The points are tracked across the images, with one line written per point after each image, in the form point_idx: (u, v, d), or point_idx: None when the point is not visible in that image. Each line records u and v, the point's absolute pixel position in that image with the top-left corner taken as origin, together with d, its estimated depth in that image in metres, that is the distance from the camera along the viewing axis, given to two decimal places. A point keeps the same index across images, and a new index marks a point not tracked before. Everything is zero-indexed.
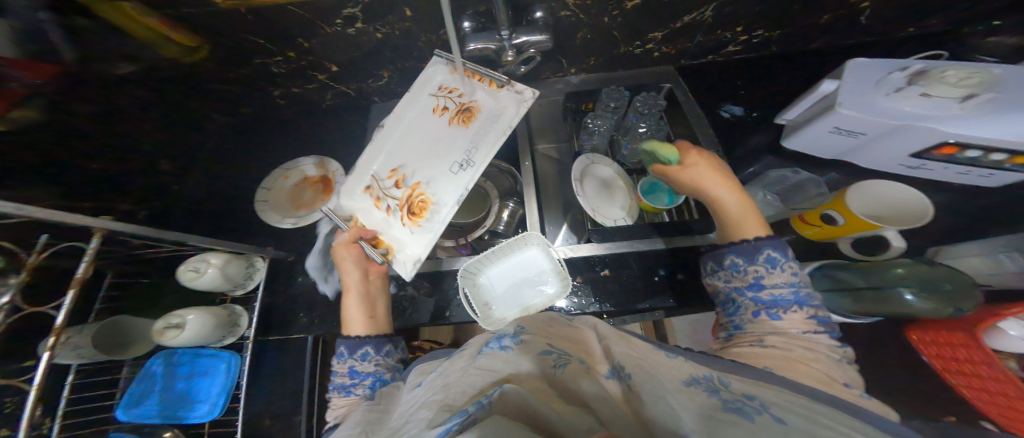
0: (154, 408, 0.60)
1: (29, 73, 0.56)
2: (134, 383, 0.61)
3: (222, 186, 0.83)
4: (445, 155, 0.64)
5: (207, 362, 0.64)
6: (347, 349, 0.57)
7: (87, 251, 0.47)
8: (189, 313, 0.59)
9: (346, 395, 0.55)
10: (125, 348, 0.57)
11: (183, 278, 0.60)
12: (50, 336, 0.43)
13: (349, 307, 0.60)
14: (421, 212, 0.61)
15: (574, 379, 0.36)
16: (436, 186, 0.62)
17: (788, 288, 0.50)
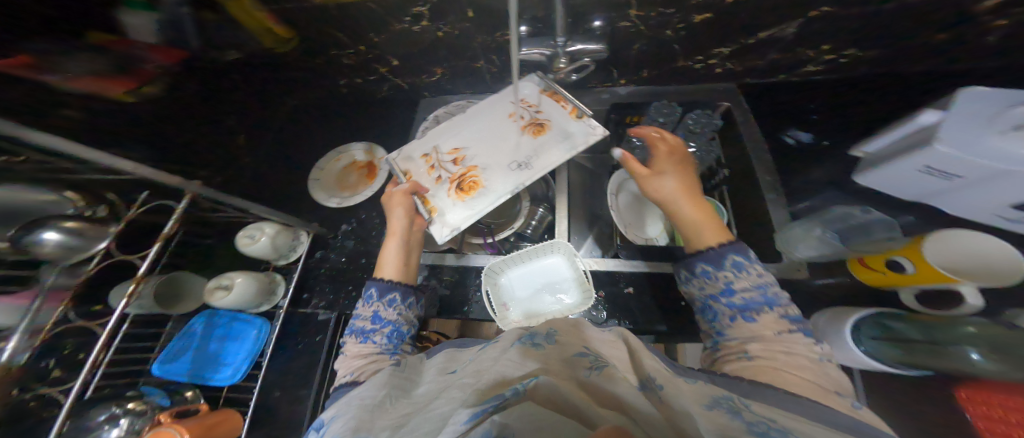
0: (186, 365, 0.65)
1: (161, 56, 0.76)
2: (173, 340, 0.67)
3: (280, 163, 0.91)
4: (504, 155, 0.66)
5: (242, 326, 0.70)
6: (376, 292, 0.55)
7: (176, 209, 0.53)
8: (237, 276, 0.65)
9: (362, 342, 0.52)
10: (175, 305, 0.66)
11: (240, 243, 0.68)
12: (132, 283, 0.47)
13: (388, 252, 0.59)
14: (468, 195, 0.63)
15: (605, 383, 0.35)
16: (487, 175, 0.65)
17: (758, 292, 0.47)
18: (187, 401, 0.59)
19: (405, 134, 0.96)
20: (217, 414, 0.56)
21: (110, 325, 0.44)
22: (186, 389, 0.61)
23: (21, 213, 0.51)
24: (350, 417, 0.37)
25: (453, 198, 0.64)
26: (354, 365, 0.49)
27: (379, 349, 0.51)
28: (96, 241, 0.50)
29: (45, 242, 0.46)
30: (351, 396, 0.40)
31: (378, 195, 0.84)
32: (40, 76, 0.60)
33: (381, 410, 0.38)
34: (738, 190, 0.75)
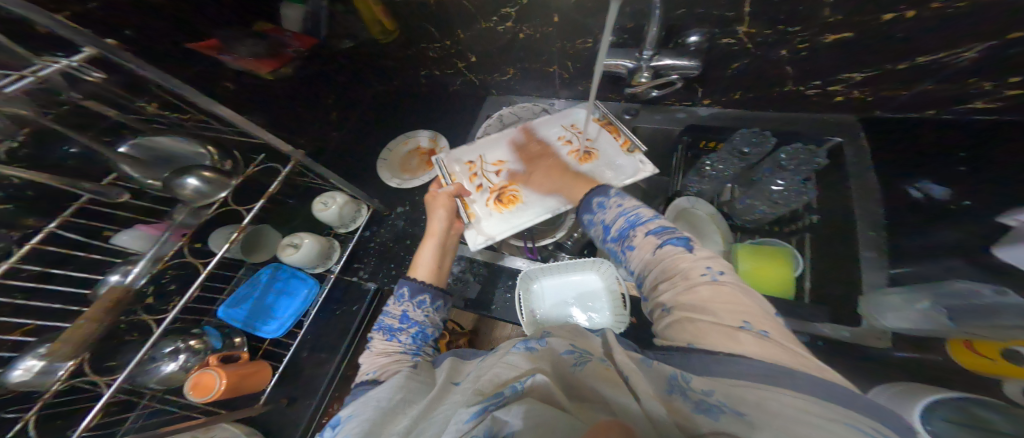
0: (243, 312, 0.72)
1: (299, 42, 0.88)
2: (240, 286, 0.74)
3: (357, 141, 1.01)
4: (547, 177, 0.71)
5: (296, 284, 0.76)
6: (408, 291, 0.54)
7: (282, 173, 0.65)
8: (306, 237, 0.74)
9: (387, 339, 0.51)
10: (255, 253, 0.76)
11: (315, 208, 0.77)
12: (238, 231, 0.57)
13: (421, 254, 0.60)
14: (507, 208, 0.68)
15: (588, 379, 0.34)
16: (528, 192, 0.69)
17: (623, 219, 0.52)
18: (235, 346, 0.69)
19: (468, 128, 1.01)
20: (252, 365, 0.65)
21: (215, 263, 0.54)
22: (235, 335, 0.70)
23: (175, 159, 0.63)
24: (361, 421, 0.36)
25: (491, 207, 0.68)
26: (379, 362, 0.48)
27: (405, 350, 0.50)
28: (219, 190, 0.60)
29: (186, 186, 0.57)
30: (368, 395, 0.40)
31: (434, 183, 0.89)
32: (218, 55, 0.77)
33: (390, 416, 0.37)
34: (827, 242, 0.64)
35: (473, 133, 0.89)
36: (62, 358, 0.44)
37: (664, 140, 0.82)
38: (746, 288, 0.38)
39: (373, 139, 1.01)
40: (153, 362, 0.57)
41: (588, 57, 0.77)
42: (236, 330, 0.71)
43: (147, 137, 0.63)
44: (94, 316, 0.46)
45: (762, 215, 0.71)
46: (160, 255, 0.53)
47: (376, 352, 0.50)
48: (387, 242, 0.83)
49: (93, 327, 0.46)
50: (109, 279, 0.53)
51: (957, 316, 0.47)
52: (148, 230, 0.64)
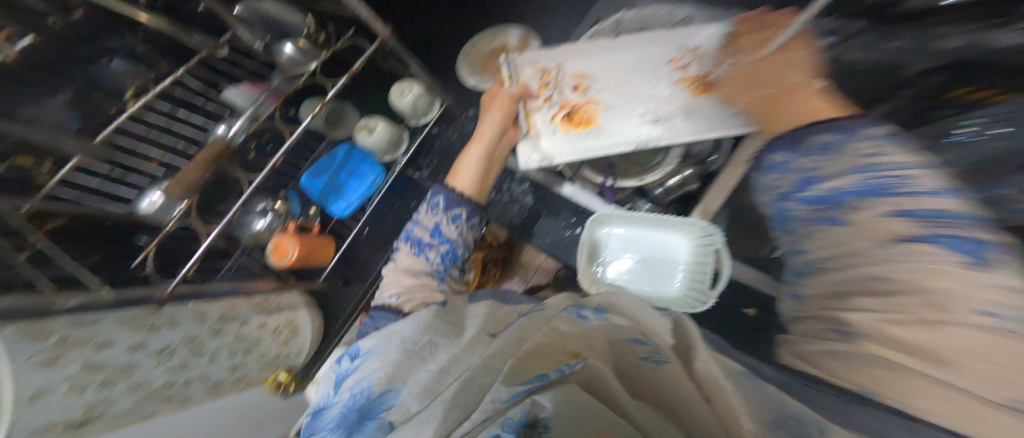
0: (318, 186, 0.75)
1: None
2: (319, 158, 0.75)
3: (443, 28, 0.90)
4: (640, 103, 0.54)
5: (366, 169, 0.79)
6: (444, 202, 0.50)
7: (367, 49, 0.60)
8: (379, 123, 0.73)
9: (414, 254, 0.49)
10: (337, 128, 0.78)
11: (392, 95, 0.74)
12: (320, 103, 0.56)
13: (465, 166, 0.55)
14: (576, 129, 0.56)
15: (662, 383, 0.31)
16: (605, 115, 0.55)
17: (853, 177, 0.36)
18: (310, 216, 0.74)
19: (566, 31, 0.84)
20: (321, 238, 0.72)
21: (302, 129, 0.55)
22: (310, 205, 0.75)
23: (279, 26, 0.61)
24: (387, 360, 0.33)
25: (556, 128, 0.57)
26: (404, 284, 0.47)
27: (430, 271, 0.48)
28: (310, 61, 0.61)
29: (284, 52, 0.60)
30: (391, 328, 0.36)
31: None
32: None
33: (419, 359, 0.34)
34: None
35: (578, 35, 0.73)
36: (176, 200, 0.50)
37: None
38: None
39: (457, 29, 0.89)
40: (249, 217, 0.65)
41: None
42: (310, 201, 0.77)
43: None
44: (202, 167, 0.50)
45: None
46: (256, 116, 0.56)
47: (400, 271, 0.49)
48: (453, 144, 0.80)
49: (198, 177, 0.50)
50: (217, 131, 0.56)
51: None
52: (250, 89, 0.63)
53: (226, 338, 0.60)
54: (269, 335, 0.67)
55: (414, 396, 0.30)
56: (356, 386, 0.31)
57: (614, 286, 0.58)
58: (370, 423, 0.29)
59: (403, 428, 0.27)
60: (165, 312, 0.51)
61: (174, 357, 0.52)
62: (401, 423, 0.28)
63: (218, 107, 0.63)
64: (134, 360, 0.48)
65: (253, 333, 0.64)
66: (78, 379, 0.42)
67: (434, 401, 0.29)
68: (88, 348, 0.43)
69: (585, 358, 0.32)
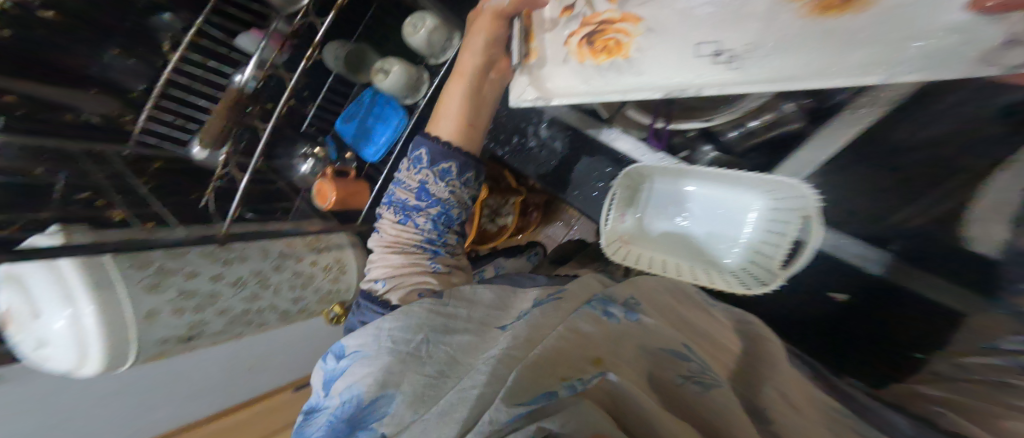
0: (351, 130, 0.77)
1: None
2: (350, 105, 0.77)
3: None
4: (710, 20, 0.30)
5: (389, 113, 0.76)
6: (427, 156, 0.50)
7: None
8: (394, 66, 0.68)
9: (405, 220, 0.51)
10: (361, 73, 0.76)
11: (405, 31, 0.68)
12: (310, 49, 0.52)
13: (447, 103, 0.53)
14: (597, 60, 0.38)
15: (710, 413, 0.22)
16: (641, 38, 0.35)
17: None
18: (348, 161, 0.79)
19: None
20: (356, 185, 0.74)
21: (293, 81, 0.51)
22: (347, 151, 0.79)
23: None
24: (377, 363, 0.32)
25: (570, 53, 0.41)
26: (392, 261, 0.50)
27: (419, 241, 0.51)
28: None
29: None
30: (379, 325, 0.36)
31: None
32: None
33: (416, 363, 0.32)
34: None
35: None
36: (212, 149, 0.57)
37: None
38: None
39: None
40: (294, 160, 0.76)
41: None
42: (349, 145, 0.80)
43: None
44: (225, 115, 0.54)
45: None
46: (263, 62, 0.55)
47: (388, 244, 0.52)
48: None
49: (222, 123, 0.55)
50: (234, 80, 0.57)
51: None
52: (256, 34, 0.63)
53: (286, 273, 0.66)
54: (321, 272, 0.72)
55: (407, 404, 0.28)
56: (347, 390, 0.31)
57: (664, 243, 0.52)
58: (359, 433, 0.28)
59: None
60: (233, 248, 0.59)
61: (247, 288, 0.60)
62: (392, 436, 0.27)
63: (240, 56, 0.66)
64: (217, 289, 0.56)
65: (308, 270, 0.70)
66: (178, 302, 0.52)
67: (429, 412, 0.27)
68: (179, 278, 0.53)
69: (605, 372, 0.24)
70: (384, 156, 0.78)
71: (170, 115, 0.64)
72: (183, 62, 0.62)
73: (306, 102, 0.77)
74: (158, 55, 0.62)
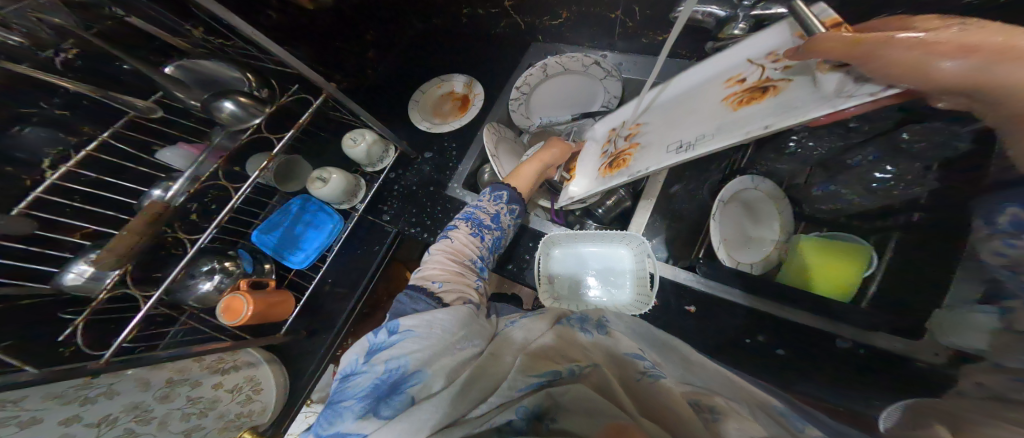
0: (275, 239, 0.74)
1: None
2: (274, 214, 0.76)
3: (394, 82, 0.95)
4: (676, 135, 0.42)
5: (324, 218, 0.79)
6: (506, 197, 0.58)
7: (314, 105, 0.63)
8: (333, 173, 0.74)
9: (474, 236, 0.55)
10: (288, 183, 0.79)
11: (345, 144, 0.77)
12: (267, 160, 0.57)
13: (527, 167, 0.62)
14: (610, 173, 0.50)
15: (654, 398, 0.31)
16: (639, 156, 0.46)
17: None
18: (264, 272, 0.72)
19: (508, 77, 0.90)
20: (280, 294, 0.69)
21: (245, 189, 0.54)
22: (264, 261, 0.73)
23: (216, 82, 0.61)
24: (425, 343, 0.36)
25: (597, 174, 0.54)
26: (445, 276, 0.49)
27: (475, 257, 0.54)
28: (254, 118, 0.59)
29: (223, 110, 0.57)
30: (430, 314, 0.40)
31: (463, 130, 0.85)
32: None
33: (445, 352, 0.36)
34: (908, 239, 0.47)
35: (511, 81, 0.83)
36: (106, 270, 0.46)
37: None
38: None
39: (405, 84, 0.94)
40: (192, 279, 0.59)
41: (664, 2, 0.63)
42: (267, 256, 0.75)
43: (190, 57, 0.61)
44: (138, 231, 0.47)
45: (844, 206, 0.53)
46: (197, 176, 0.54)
47: (450, 253, 0.53)
48: (410, 185, 0.83)
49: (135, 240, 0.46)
50: (154, 193, 0.56)
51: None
52: (188, 149, 0.65)
53: (176, 401, 0.55)
54: (227, 394, 0.62)
55: (438, 378, 0.34)
56: (391, 361, 0.34)
57: (574, 293, 0.65)
58: (394, 398, 0.32)
59: (423, 404, 0.31)
60: (99, 382, 0.47)
61: (117, 428, 0.47)
62: (422, 399, 0.32)
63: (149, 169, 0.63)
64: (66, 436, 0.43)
65: (208, 396, 0.59)
66: None
67: (455, 385, 0.33)
68: (9, 429, 0.38)
69: (594, 365, 0.34)
70: (315, 260, 0.76)
71: (18, 242, 0.50)
72: (67, 180, 0.55)
73: (212, 216, 0.72)
74: (32, 172, 0.51)
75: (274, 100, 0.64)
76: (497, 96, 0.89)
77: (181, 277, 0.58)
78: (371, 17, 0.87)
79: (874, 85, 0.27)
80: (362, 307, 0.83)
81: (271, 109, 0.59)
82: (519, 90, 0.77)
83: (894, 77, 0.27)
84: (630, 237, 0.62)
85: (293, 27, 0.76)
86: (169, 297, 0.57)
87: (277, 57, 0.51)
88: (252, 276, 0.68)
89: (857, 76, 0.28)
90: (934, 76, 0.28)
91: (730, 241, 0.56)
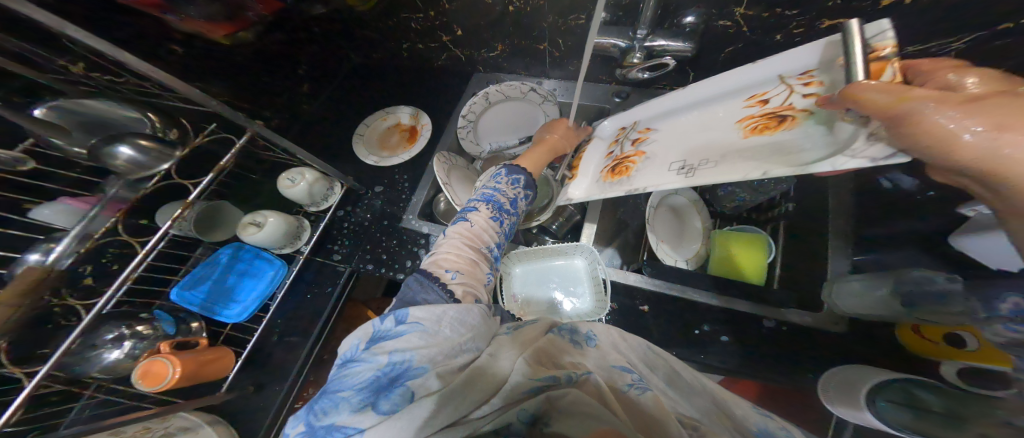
0: (200, 295, 0.66)
1: (263, 6, 0.72)
2: (199, 267, 0.68)
3: (334, 117, 0.93)
4: (688, 150, 0.45)
5: (262, 265, 0.72)
6: (523, 181, 0.57)
7: (236, 144, 0.58)
8: (270, 216, 0.68)
9: (494, 220, 0.53)
10: (215, 230, 0.71)
11: (281, 184, 0.72)
12: (182, 206, 0.50)
13: (535, 153, 0.62)
14: (614, 178, 0.51)
15: (642, 410, 0.33)
16: (643, 168, 0.47)
17: None
18: (191, 332, 0.63)
19: (453, 107, 0.92)
20: (213, 350, 0.61)
21: (153, 242, 0.47)
22: (191, 320, 0.65)
23: (105, 124, 0.53)
24: (433, 340, 0.36)
25: (598, 177, 0.55)
26: (458, 265, 0.47)
27: (491, 244, 0.52)
28: (161, 162, 0.51)
29: (118, 156, 0.48)
30: (443, 308, 0.38)
31: (412, 159, 0.85)
32: (161, 14, 0.61)
33: (453, 353, 0.36)
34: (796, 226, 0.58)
35: (457, 110, 0.86)
36: None
37: None
38: None
39: (347, 117, 0.93)
40: (93, 350, 0.51)
41: (582, 36, 0.70)
42: (193, 314, 0.66)
43: (68, 99, 0.51)
44: (16, 298, 0.38)
45: (742, 202, 0.64)
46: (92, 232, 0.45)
47: (466, 238, 0.51)
48: (360, 220, 0.80)
49: (4, 312, 0.37)
50: (25, 258, 0.42)
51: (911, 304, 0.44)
52: (76, 204, 0.55)
53: None
54: None
55: (436, 378, 0.33)
56: (397, 355, 0.34)
57: (537, 309, 0.66)
58: (395, 390, 0.32)
59: (421, 402, 0.32)
60: None
61: None
62: (420, 396, 0.32)
63: (18, 232, 0.51)
64: None
65: None
66: None
67: (452, 385, 0.33)
68: None
69: (590, 372, 0.36)
70: (255, 312, 0.68)
71: None
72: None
73: (112, 277, 0.62)
74: None
75: (186, 142, 0.56)
76: (444, 125, 0.90)
77: (75, 351, 0.50)
78: (300, 52, 0.85)
79: (886, 147, 0.30)
80: (317, 357, 0.76)
81: (184, 152, 0.52)
82: (466, 118, 0.80)
83: (910, 142, 0.28)
84: (582, 248, 0.67)
85: (205, 64, 0.72)
86: (66, 373, 0.50)
87: (185, 95, 0.46)
88: (177, 338, 0.60)
89: (872, 133, 0.31)
90: (953, 147, 0.28)
91: (664, 242, 0.63)
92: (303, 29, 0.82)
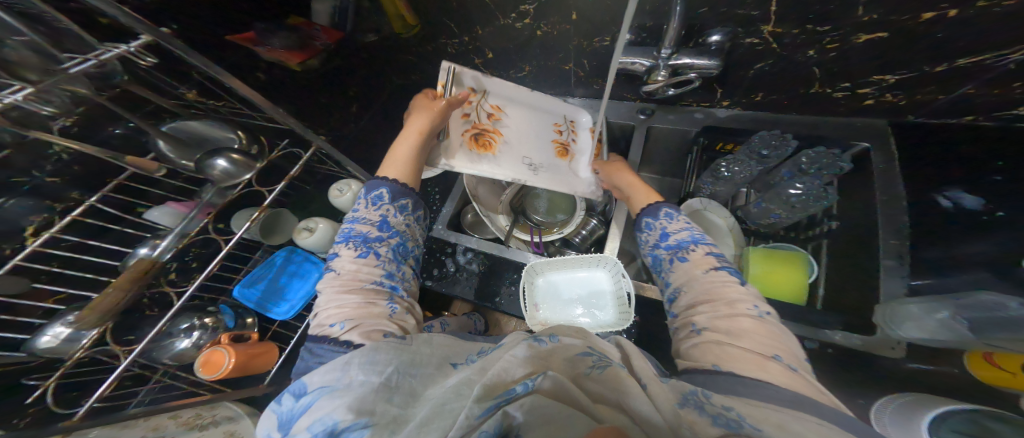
0: (256, 293, 0.74)
1: (327, 36, 0.83)
2: (257, 266, 0.76)
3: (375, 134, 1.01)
4: (526, 149, 0.69)
5: (309, 268, 0.79)
6: (387, 195, 0.53)
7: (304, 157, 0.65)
8: (320, 223, 0.76)
9: (364, 256, 0.48)
10: (273, 235, 0.79)
11: (331, 194, 0.80)
12: (258, 211, 0.57)
13: (402, 148, 0.59)
14: (479, 149, 0.67)
15: (606, 390, 0.33)
16: (501, 150, 0.68)
17: (687, 232, 0.52)
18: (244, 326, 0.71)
19: None
20: (262, 345, 0.68)
21: (232, 243, 0.55)
22: (246, 316, 0.72)
23: (204, 140, 0.62)
24: (349, 393, 0.33)
25: (461, 139, 0.66)
26: (342, 312, 0.44)
27: (377, 278, 0.48)
28: (246, 172, 0.59)
29: (215, 167, 0.57)
30: (348, 359, 0.36)
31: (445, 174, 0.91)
32: (253, 47, 0.73)
33: (392, 389, 0.34)
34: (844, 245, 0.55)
35: None
36: (90, 326, 0.45)
37: (678, 143, 0.76)
38: (780, 329, 0.40)
39: None
40: (168, 338, 0.59)
41: (607, 56, 0.72)
42: (249, 310, 0.74)
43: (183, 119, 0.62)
44: (126, 284, 0.46)
45: (777, 219, 0.64)
46: (186, 233, 0.54)
47: (344, 285, 0.47)
48: None
49: (119, 294, 0.46)
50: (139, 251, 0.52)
51: (979, 328, 0.43)
52: (177, 206, 0.63)
53: None
54: None
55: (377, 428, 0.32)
56: (316, 424, 0.32)
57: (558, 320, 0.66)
58: None
59: None
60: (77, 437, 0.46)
61: None
62: None
63: (132, 230, 0.61)
64: None
65: None
66: None
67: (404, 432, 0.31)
68: None
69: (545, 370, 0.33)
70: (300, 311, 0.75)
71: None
72: (47, 246, 0.53)
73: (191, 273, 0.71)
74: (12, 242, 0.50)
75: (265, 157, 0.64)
76: None
77: (156, 337, 0.59)
78: (349, 77, 0.94)
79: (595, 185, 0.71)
80: None
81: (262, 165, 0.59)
82: None
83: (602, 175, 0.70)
84: (606, 261, 0.67)
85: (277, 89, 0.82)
86: (144, 357, 0.57)
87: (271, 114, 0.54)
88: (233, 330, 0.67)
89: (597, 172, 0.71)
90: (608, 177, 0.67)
91: None
92: (352, 57, 0.91)
